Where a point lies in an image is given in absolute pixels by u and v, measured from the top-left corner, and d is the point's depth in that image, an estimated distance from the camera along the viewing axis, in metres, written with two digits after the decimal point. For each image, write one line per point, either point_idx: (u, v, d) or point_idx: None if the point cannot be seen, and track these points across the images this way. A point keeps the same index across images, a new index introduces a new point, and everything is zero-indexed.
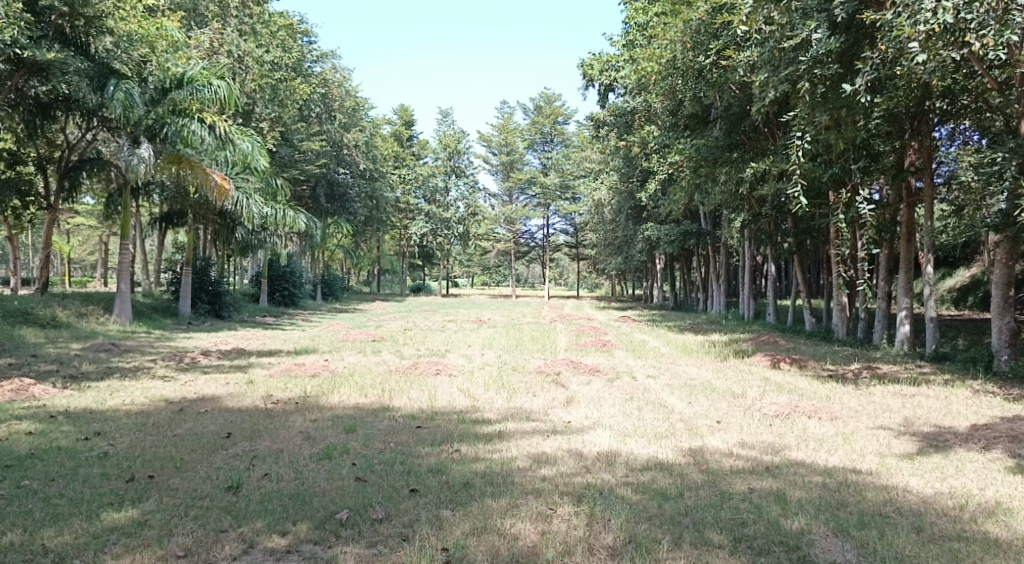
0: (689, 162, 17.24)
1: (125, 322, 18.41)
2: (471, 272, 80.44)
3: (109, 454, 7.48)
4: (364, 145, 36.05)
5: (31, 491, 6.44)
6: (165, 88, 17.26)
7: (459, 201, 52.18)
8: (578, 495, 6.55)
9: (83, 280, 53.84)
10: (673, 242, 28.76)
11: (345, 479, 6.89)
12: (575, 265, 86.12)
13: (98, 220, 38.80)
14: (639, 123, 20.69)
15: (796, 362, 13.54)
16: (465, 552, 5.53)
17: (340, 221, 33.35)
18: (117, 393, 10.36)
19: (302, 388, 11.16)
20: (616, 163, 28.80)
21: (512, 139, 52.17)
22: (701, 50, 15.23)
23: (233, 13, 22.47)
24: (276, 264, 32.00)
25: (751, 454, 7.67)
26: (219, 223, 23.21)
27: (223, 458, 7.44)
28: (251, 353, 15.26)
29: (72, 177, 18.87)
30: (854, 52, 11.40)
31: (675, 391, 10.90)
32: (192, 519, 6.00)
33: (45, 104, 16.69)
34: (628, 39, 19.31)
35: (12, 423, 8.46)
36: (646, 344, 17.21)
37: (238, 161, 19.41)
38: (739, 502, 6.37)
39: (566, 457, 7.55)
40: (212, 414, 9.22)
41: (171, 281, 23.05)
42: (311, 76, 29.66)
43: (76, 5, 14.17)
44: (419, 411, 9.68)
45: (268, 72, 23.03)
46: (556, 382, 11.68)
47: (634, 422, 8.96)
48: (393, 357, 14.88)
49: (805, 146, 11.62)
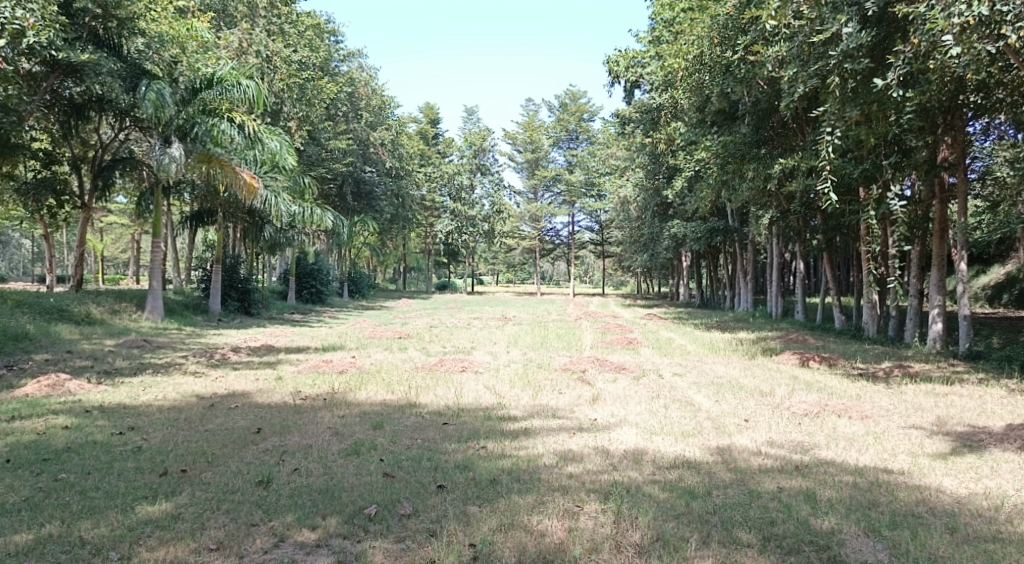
0: (717, 158, 17.07)
1: (157, 319, 18.74)
2: (494, 269, 80.56)
3: (143, 448, 7.63)
4: (391, 144, 36.21)
5: (68, 484, 6.59)
6: (195, 89, 17.60)
7: (485, 198, 52.59)
8: (605, 492, 6.54)
9: (115, 278, 54.03)
10: (700, 239, 28.52)
11: (373, 475, 6.95)
12: (599, 264, 85.80)
13: (130, 219, 39.62)
14: (666, 120, 20.67)
15: (826, 361, 13.36)
16: (492, 548, 5.57)
17: (366, 219, 33.61)
18: (150, 389, 10.57)
19: (330, 384, 11.28)
20: (641, 159, 28.60)
21: (536, 137, 51.94)
22: (728, 45, 15.08)
23: (263, 13, 22.73)
24: (304, 262, 32.28)
25: (780, 453, 7.60)
26: (248, 222, 23.39)
27: (253, 453, 7.55)
28: (279, 349, 15.38)
29: (106, 177, 19.26)
30: (886, 47, 11.29)
31: (702, 390, 10.78)
32: (224, 513, 6.11)
33: (80, 105, 16.98)
34: (655, 35, 19.41)
35: (49, 417, 8.68)
36: (673, 342, 16.93)
37: (267, 160, 19.62)
38: (769, 501, 6.32)
39: (592, 455, 7.55)
40: (242, 410, 9.36)
41: (201, 279, 23.36)
42: (337, 76, 30.02)
43: (110, 7, 14.85)
44: (445, 407, 9.73)
45: (297, 72, 23.35)
46: (583, 380, 11.65)
47: (661, 420, 8.93)
48: (418, 354, 14.83)
49: (834, 141, 11.51)
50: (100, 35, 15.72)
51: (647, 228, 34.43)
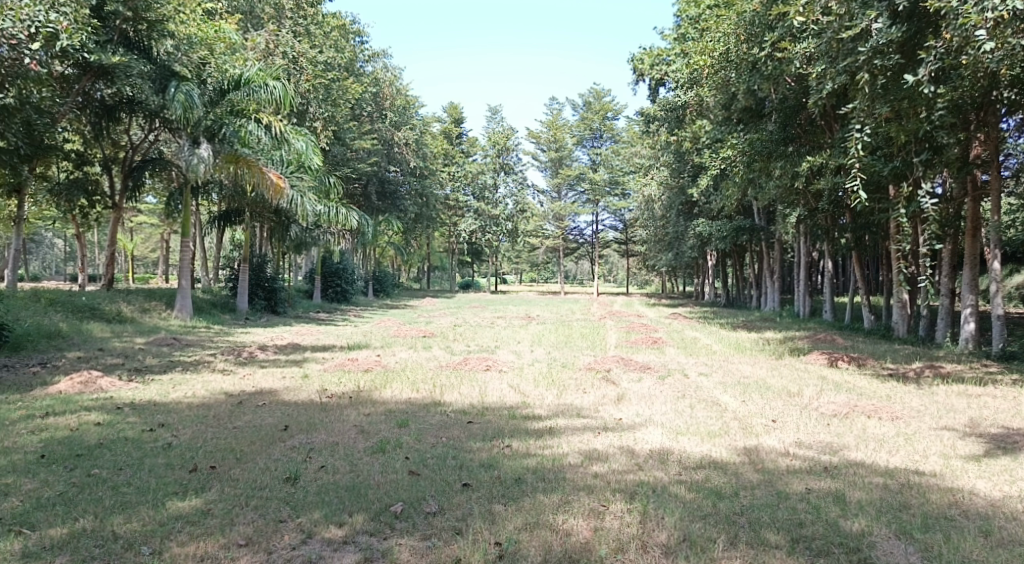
0: (744, 156, 16.92)
1: (186, 317, 18.99)
2: (517, 268, 80.61)
3: (173, 444, 7.74)
4: (415, 144, 36.26)
5: (101, 480, 6.70)
6: (223, 90, 17.87)
7: (509, 197, 52.44)
8: (631, 492, 6.52)
9: (145, 277, 55.02)
10: (726, 238, 28.27)
11: (398, 472, 6.99)
12: (623, 263, 85.42)
13: (160, 219, 40.19)
14: (691, 118, 20.57)
15: (855, 361, 13.20)
16: (517, 547, 5.58)
17: (391, 218, 33.82)
18: (180, 386, 10.72)
19: (355, 382, 11.36)
20: (666, 157, 28.46)
21: (560, 135, 51.86)
22: (755, 42, 14.75)
23: (289, 15, 23.26)
24: (329, 262, 32.54)
25: (808, 453, 7.52)
26: (275, 222, 23.64)
27: (281, 450, 7.62)
28: (305, 348, 15.53)
29: (136, 178, 19.55)
30: (917, 43, 11.09)
31: (728, 390, 10.72)
32: (252, 509, 6.18)
33: (111, 106, 17.26)
34: (680, 32, 19.37)
35: (82, 414, 8.84)
36: (699, 342, 16.85)
37: (293, 160, 19.78)
38: (797, 502, 6.26)
39: (617, 454, 7.53)
40: (269, 408, 9.44)
41: (229, 278, 23.64)
42: (363, 76, 30.25)
43: (139, 10, 15.18)
44: (470, 406, 9.76)
45: (322, 72, 23.57)
46: (607, 379, 11.63)
47: (687, 420, 8.89)
48: (443, 353, 14.91)
49: (864, 139, 11.38)
50: (130, 38, 15.99)
51: (672, 228, 34.16)
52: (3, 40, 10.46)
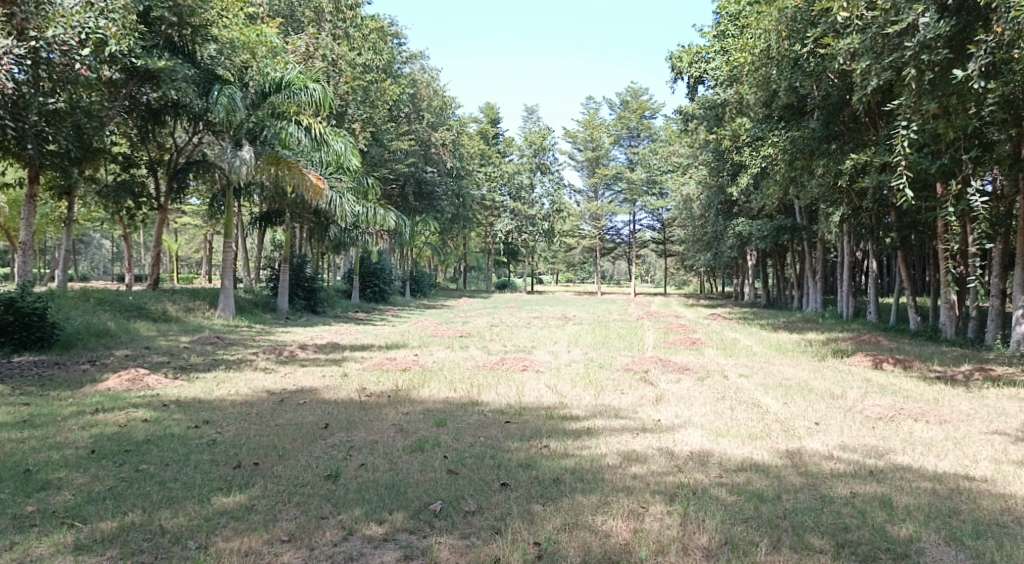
0: (785, 155, 16.65)
1: (229, 317, 19.34)
2: (554, 268, 80.46)
3: (217, 441, 7.89)
4: (452, 144, 36.35)
5: (148, 475, 6.86)
6: (264, 93, 18.01)
7: (545, 197, 52.30)
8: (670, 494, 6.47)
9: (189, 277, 56.23)
10: (766, 237, 27.86)
11: (437, 471, 7.03)
12: (660, 263, 84.72)
13: (203, 220, 40.96)
14: (731, 116, 20.31)
15: (901, 363, 12.91)
16: (556, 547, 5.57)
17: (428, 219, 34.02)
18: (224, 384, 10.93)
19: (394, 381, 11.46)
20: (705, 156, 28.15)
21: (597, 135, 51.59)
22: (797, 38, 14.52)
23: (328, 18, 23.54)
24: (368, 262, 32.85)
25: (853, 457, 7.38)
26: (315, 222, 23.94)
27: (322, 447, 7.73)
28: (344, 347, 15.70)
29: (181, 180, 19.98)
30: (966, 37, 10.83)
31: (770, 392, 10.57)
32: (295, 505, 6.26)
33: (157, 110, 17.67)
34: (720, 29, 19.17)
35: (130, 410, 9.07)
36: (738, 343, 16.65)
37: (332, 162, 19.97)
38: (842, 506, 6.14)
39: (657, 456, 7.47)
40: (310, 406, 9.57)
41: (270, 278, 24.02)
42: (400, 78, 30.50)
43: (185, 15, 15.54)
44: (508, 406, 9.77)
45: (361, 74, 23.82)
46: (645, 380, 11.54)
47: (728, 422, 8.78)
48: (480, 353, 14.96)
49: (911, 136, 11.12)
50: (175, 43, 16.38)
51: (711, 227, 33.61)
52: (54, 46, 10.70)
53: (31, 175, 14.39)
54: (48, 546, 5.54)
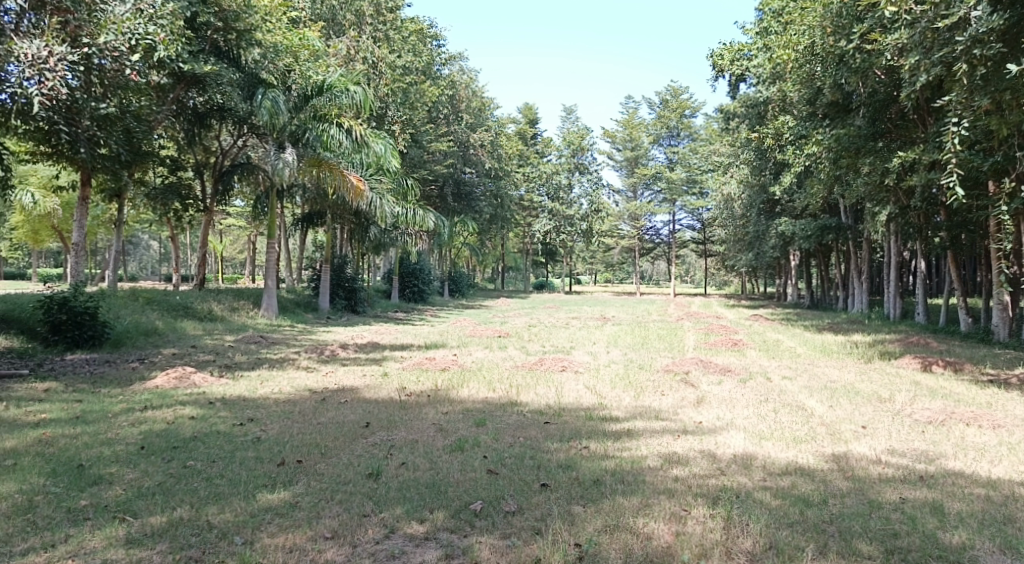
0: (830, 153, 16.34)
1: (272, 316, 19.68)
2: (593, 269, 80.15)
3: (262, 438, 8.03)
4: (490, 145, 36.42)
5: (195, 471, 7.00)
6: (306, 96, 18.20)
7: (583, 197, 52.12)
8: (713, 497, 6.39)
9: (234, 277, 57.36)
10: (810, 237, 27.37)
11: (477, 471, 7.06)
12: (700, 263, 83.78)
13: (247, 222, 41.74)
14: (774, 114, 20.00)
15: (951, 366, 12.56)
16: (598, 548, 5.54)
17: (466, 220, 34.18)
18: (267, 382, 11.12)
19: (433, 381, 11.53)
20: (747, 155, 27.76)
21: (636, 134, 51.17)
22: (843, 34, 14.17)
23: (368, 21, 23.69)
24: (407, 262, 33.11)
25: (902, 462, 7.21)
26: (355, 223, 24.21)
27: (363, 446, 7.81)
28: (384, 347, 15.85)
29: (226, 182, 20.39)
30: (1020, 31, 10.53)
31: (815, 394, 10.38)
32: (337, 503, 6.34)
33: (203, 113, 18.17)
34: (762, 26, 18.92)
35: (177, 408, 9.27)
36: (781, 344, 16.40)
37: (372, 163, 20.12)
38: (891, 512, 6.00)
39: (698, 458, 7.39)
40: (351, 405, 9.68)
41: (312, 278, 24.38)
42: (440, 79, 30.69)
43: (229, 20, 15.94)
44: (547, 406, 9.77)
45: (401, 76, 24.01)
46: (686, 382, 11.44)
47: (771, 424, 8.65)
48: (519, 353, 14.98)
49: (962, 132, 10.84)
50: (221, 47, 16.74)
51: (753, 227, 32.49)
52: (106, 52, 11.00)
53: (84, 178, 14.82)
54: (101, 538, 5.68)
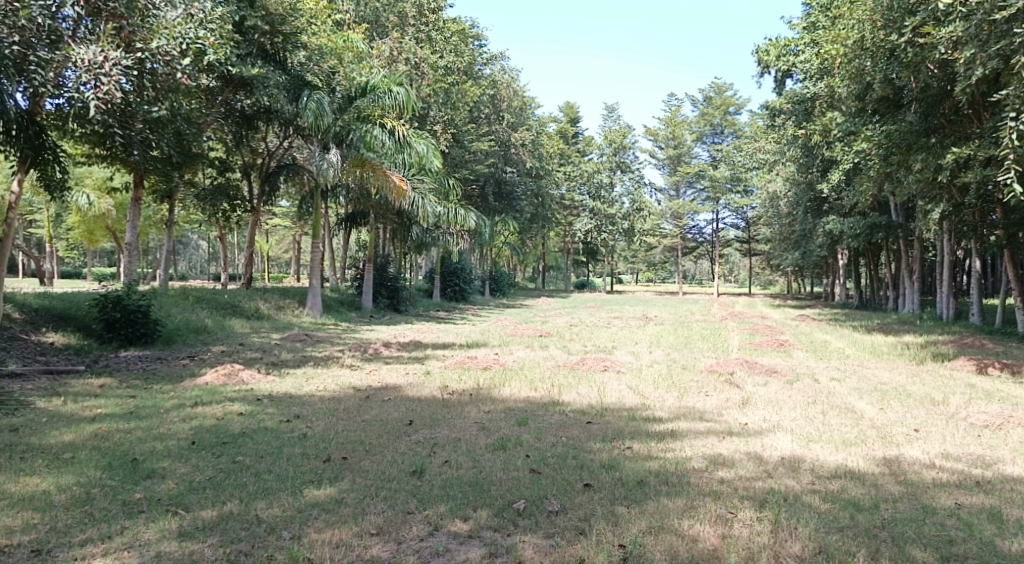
0: (880, 149, 15.97)
1: (317, 315, 19.98)
2: (635, 268, 79.57)
3: (308, 435, 8.16)
4: (531, 144, 36.38)
5: (245, 467, 7.15)
6: (351, 97, 18.49)
7: (625, 196, 51.77)
8: (760, 500, 6.30)
9: (280, 276, 58.36)
10: (859, 236, 26.77)
11: (520, 470, 7.06)
12: (744, 262, 82.53)
13: (292, 222, 42.46)
14: (822, 110, 19.61)
15: (1008, 368, 12.16)
16: (642, 550, 5.50)
17: (507, 219, 34.24)
18: (313, 380, 11.29)
19: (475, 379, 11.58)
20: (793, 152, 27.26)
21: (679, 132, 50.56)
22: (894, 28, 13.85)
23: (411, 22, 23.98)
24: (449, 261, 33.30)
25: (957, 466, 7.00)
26: (398, 223, 24.44)
27: (407, 444, 7.88)
28: (427, 345, 15.96)
29: (272, 183, 20.74)
30: None
31: (864, 396, 10.14)
32: (382, 500, 6.41)
33: (250, 115, 18.39)
34: (810, 21, 18.58)
35: (226, 404, 9.47)
36: (829, 345, 16.08)
37: (415, 164, 20.07)
38: (946, 518, 5.85)
39: (744, 460, 7.28)
40: (395, 402, 9.78)
41: (355, 277, 24.68)
42: (481, 79, 30.79)
43: (276, 24, 16.29)
44: (589, 406, 9.73)
45: (443, 77, 24.16)
46: (731, 382, 11.28)
47: (819, 427, 8.48)
48: (560, 353, 14.95)
49: (1020, 127, 10.51)
50: (267, 51, 17.08)
51: (800, 225, 32.10)
52: (158, 56, 11.27)
53: (137, 180, 15.22)
54: (155, 531, 5.83)
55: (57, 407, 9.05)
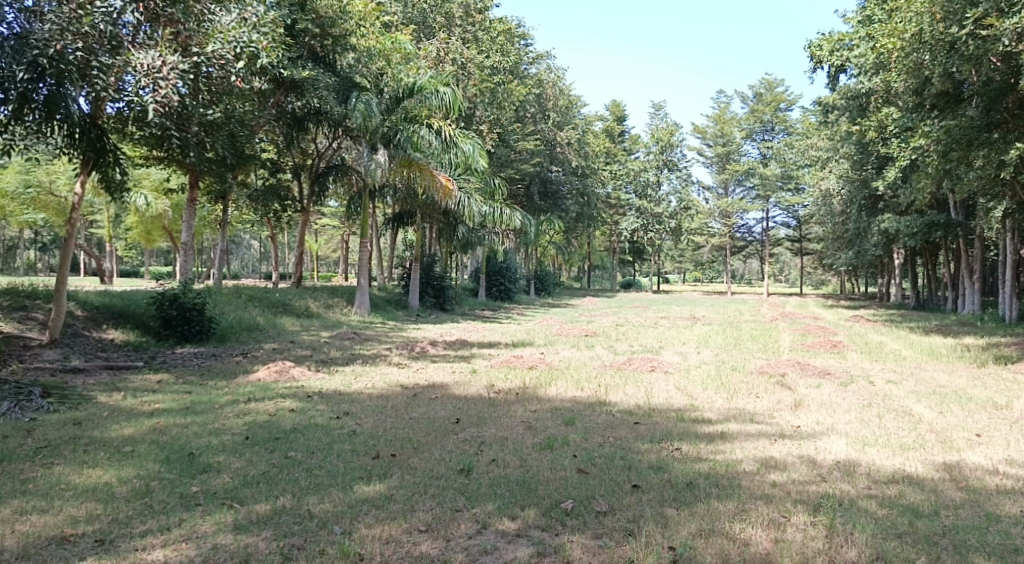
0: (939, 145, 15.50)
1: (364, 313, 20.20)
2: (682, 268, 78.64)
3: (357, 432, 8.26)
4: (577, 143, 36.21)
5: (296, 462, 7.28)
6: (398, 98, 18.80)
7: (672, 194, 51.15)
8: (814, 504, 6.16)
9: (329, 275, 59.28)
10: (916, 235, 25.99)
11: (568, 470, 7.04)
12: (795, 262, 80.85)
13: (341, 221, 43.08)
14: (877, 106, 19.11)
15: None
16: (693, 552, 5.43)
17: (553, 219, 34.16)
18: (361, 378, 11.43)
19: (521, 379, 11.58)
20: (847, 149, 26.61)
21: (728, 130, 49.93)
22: (955, 20, 13.48)
23: (458, 23, 24.16)
24: (494, 261, 33.39)
25: (1022, 473, 6.75)
26: (444, 222, 24.59)
27: (454, 442, 7.92)
28: (473, 344, 16.02)
29: (321, 183, 21.04)
30: None
31: (922, 400, 9.84)
32: (430, 497, 6.46)
33: (301, 117, 18.60)
34: (865, 14, 18.14)
35: (278, 400, 9.65)
36: (885, 347, 15.64)
37: (461, 164, 20.10)
38: (1011, 526, 5.64)
39: (797, 464, 7.13)
40: (442, 401, 9.84)
41: (402, 276, 24.92)
42: (527, 78, 30.78)
43: (325, 26, 16.49)
44: (637, 407, 9.65)
45: (489, 77, 24.25)
46: (782, 384, 11.06)
47: (875, 430, 8.26)
48: (606, 353, 14.84)
49: None
50: (318, 53, 17.47)
51: (854, 224, 31.30)
52: (213, 60, 11.59)
53: (192, 181, 15.58)
54: (211, 523, 5.96)
55: (117, 402, 9.34)
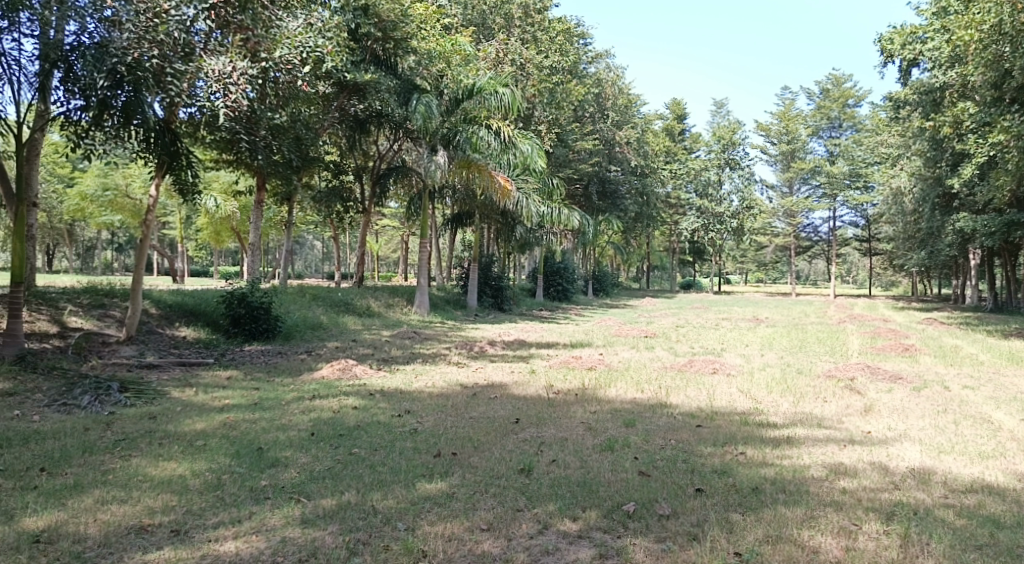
0: (1019, 141, 14.84)
1: (424, 313, 20.41)
2: (743, 268, 77.10)
3: (419, 430, 8.35)
4: (636, 142, 35.84)
5: (360, 458, 7.40)
6: (458, 99, 19.00)
7: (733, 194, 49.67)
8: (887, 512, 5.95)
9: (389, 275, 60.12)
10: (993, 234, 24.91)
11: (629, 472, 6.97)
12: (862, 262, 78.38)
13: (401, 222, 43.64)
14: (952, 100, 18.41)
15: None
16: (760, 558, 5.31)
17: (612, 218, 33.90)
18: (422, 376, 11.56)
19: (580, 379, 11.54)
20: (919, 145, 25.67)
21: (792, 127, 48.66)
22: None
23: (518, 23, 24.21)
24: (552, 261, 33.36)
25: None
26: (502, 222, 24.68)
27: (514, 441, 7.93)
28: (531, 344, 16.02)
29: (382, 185, 21.33)
30: None
31: (1001, 406, 9.42)
32: (492, 496, 6.48)
33: (363, 119, 18.93)
34: (941, 5, 17.51)
35: (342, 398, 9.83)
36: (960, 350, 15.02)
37: (519, 164, 20.34)
38: None
39: (868, 470, 6.91)
40: (502, 400, 9.87)
41: (461, 276, 25.11)
42: (586, 78, 30.66)
43: (387, 30, 16.53)
44: (698, 409, 9.50)
45: (548, 76, 24.26)
46: (850, 388, 10.73)
47: (950, 437, 7.95)
48: (666, 354, 14.65)
49: None
50: (379, 57, 17.47)
51: (926, 223, 29.99)
52: (281, 65, 11.78)
53: (260, 183, 15.96)
54: (280, 517, 6.11)
55: (190, 397, 9.66)
